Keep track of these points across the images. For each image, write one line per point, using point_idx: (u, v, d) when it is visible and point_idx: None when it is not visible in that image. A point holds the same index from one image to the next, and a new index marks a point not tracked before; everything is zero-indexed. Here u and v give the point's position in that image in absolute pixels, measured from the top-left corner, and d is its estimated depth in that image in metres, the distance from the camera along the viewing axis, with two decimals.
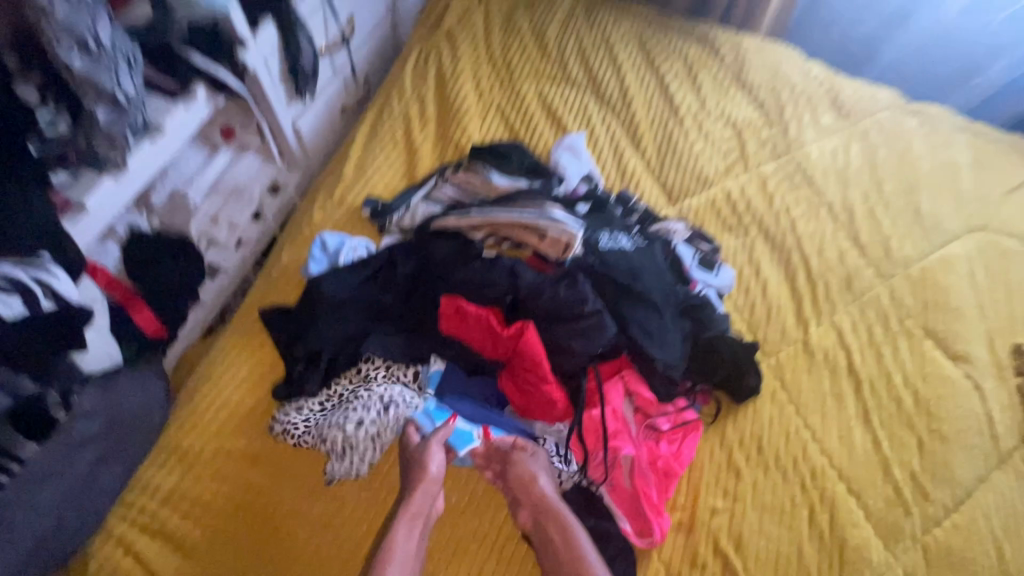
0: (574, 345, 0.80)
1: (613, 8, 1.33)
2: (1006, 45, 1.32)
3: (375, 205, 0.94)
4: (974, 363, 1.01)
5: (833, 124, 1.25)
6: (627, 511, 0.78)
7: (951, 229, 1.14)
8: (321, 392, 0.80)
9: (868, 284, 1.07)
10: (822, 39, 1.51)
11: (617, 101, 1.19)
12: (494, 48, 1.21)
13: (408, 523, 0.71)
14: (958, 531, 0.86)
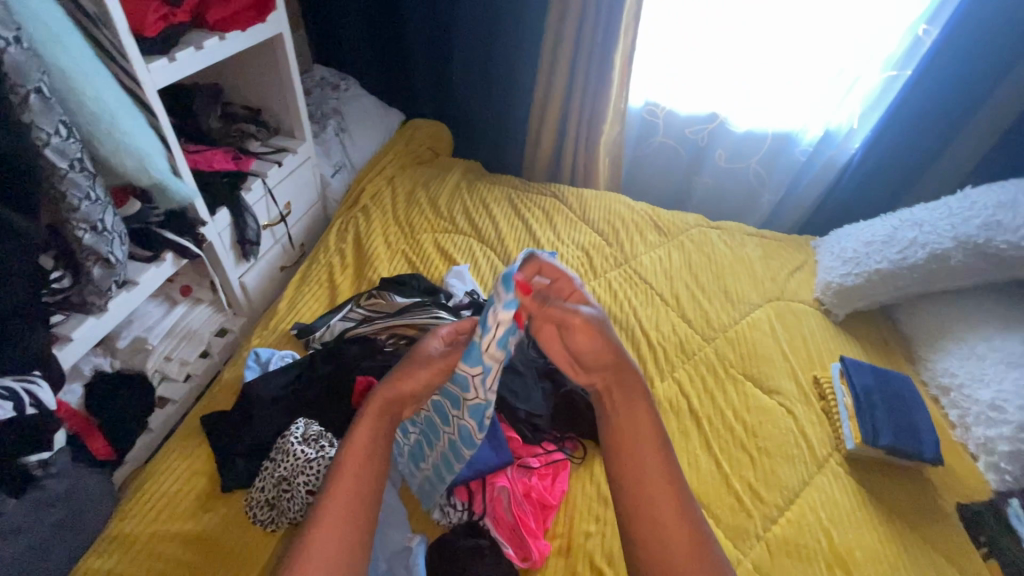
0: None
1: (488, 181, 1.83)
2: (765, 178, 1.88)
3: (302, 327, 1.22)
4: (784, 393, 1.29)
5: (657, 240, 1.69)
6: (509, 537, 0.94)
7: (753, 300, 1.51)
8: (264, 469, 0.96)
9: (696, 346, 1.38)
10: (649, 188, 2.07)
11: (493, 240, 1.60)
12: (399, 214, 1.63)
13: (373, 422, 0.82)
14: (791, 524, 1.04)
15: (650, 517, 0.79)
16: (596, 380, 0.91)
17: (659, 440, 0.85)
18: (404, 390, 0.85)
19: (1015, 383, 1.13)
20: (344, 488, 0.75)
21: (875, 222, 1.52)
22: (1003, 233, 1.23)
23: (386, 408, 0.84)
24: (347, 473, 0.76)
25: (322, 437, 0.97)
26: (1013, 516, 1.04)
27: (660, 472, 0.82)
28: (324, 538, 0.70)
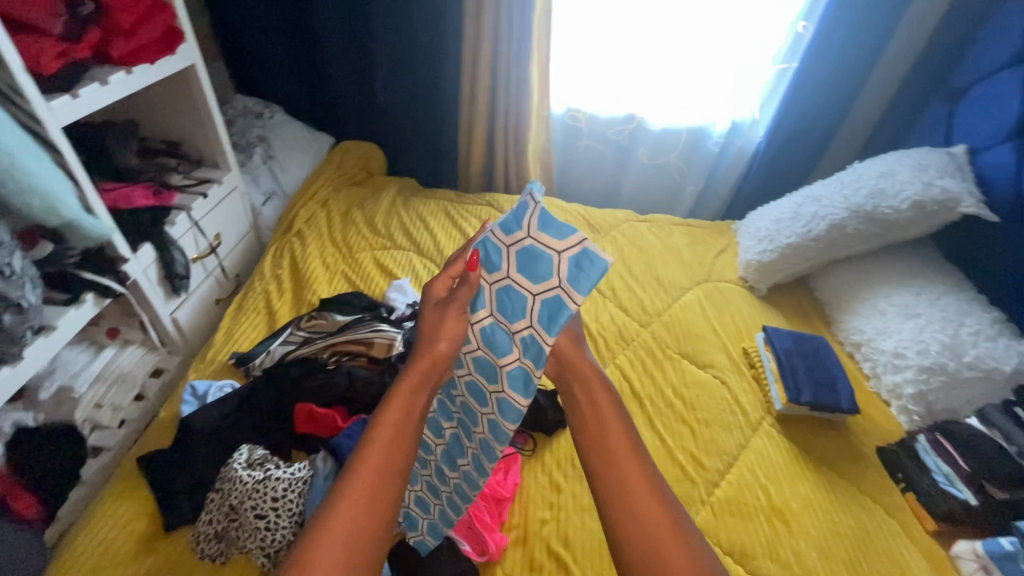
0: None
1: (423, 196, 1.86)
2: (685, 170, 2.01)
3: (240, 355, 1.20)
4: (718, 366, 1.37)
5: (590, 237, 1.77)
6: (465, 534, 0.96)
7: (684, 284, 1.61)
8: (211, 498, 0.94)
9: (634, 332, 1.45)
10: (581, 189, 2.16)
11: (432, 252, 1.63)
12: (336, 236, 1.64)
13: (412, 389, 0.80)
14: (732, 486, 1.11)
15: (625, 502, 0.76)
16: (565, 374, 0.91)
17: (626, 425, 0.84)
18: (443, 358, 0.83)
19: (911, 331, 1.25)
20: (377, 453, 0.72)
21: (782, 201, 1.65)
22: (887, 199, 1.38)
23: (425, 375, 0.82)
24: (381, 439, 0.73)
25: (267, 461, 0.97)
26: (922, 451, 1.15)
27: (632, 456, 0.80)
28: (353, 504, 0.67)
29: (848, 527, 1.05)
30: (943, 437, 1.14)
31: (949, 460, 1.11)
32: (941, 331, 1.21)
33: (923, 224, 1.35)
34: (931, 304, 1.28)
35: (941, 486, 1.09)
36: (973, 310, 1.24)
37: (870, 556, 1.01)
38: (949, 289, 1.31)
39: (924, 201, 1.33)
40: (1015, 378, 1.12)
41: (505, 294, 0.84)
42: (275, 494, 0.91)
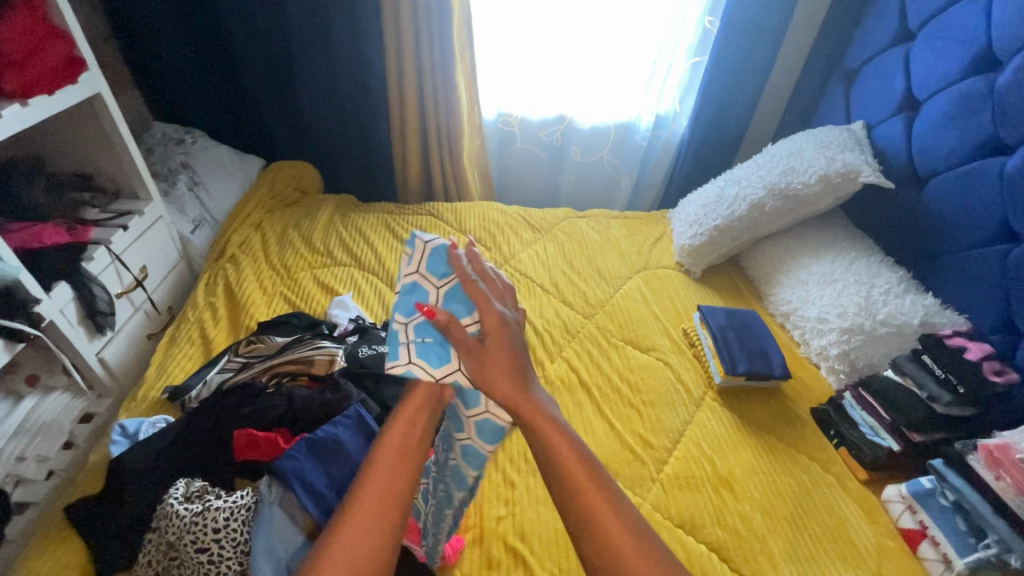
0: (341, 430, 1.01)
1: (362, 211, 1.85)
2: (618, 166, 2.08)
3: (174, 389, 1.15)
4: (660, 349, 1.42)
5: (531, 237, 1.80)
6: (421, 540, 0.93)
7: (623, 274, 1.66)
8: (148, 540, 0.90)
9: (579, 324, 1.48)
10: (522, 192, 2.20)
11: (373, 266, 1.61)
12: (272, 258, 1.60)
13: (408, 421, 0.84)
14: (679, 461, 1.15)
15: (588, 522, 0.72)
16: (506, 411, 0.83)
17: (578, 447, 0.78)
18: (433, 390, 0.88)
19: (831, 296, 1.33)
20: (377, 482, 0.75)
21: (707, 187, 1.73)
22: (798, 175, 1.47)
23: (422, 407, 0.86)
24: (382, 462, 0.77)
25: (206, 492, 0.94)
26: (849, 407, 1.22)
27: (586, 475, 0.75)
28: (356, 532, 0.70)
29: (788, 486, 1.11)
30: (865, 391, 1.21)
31: (872, 412, 1.18)
32: (856, 294, 1.30)
33: (831, 196, 1.45)
34: (845, 270, 1.37)
35: (868, 437, 1.15)
36: (882, 271, 1.34)
37: (809, 511, 1.07)
38: (861, 255, 1.40)
39: (829, 175, 1.43)
40: (922, 329, 1.22)
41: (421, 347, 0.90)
42: (217, 525, 0.88)
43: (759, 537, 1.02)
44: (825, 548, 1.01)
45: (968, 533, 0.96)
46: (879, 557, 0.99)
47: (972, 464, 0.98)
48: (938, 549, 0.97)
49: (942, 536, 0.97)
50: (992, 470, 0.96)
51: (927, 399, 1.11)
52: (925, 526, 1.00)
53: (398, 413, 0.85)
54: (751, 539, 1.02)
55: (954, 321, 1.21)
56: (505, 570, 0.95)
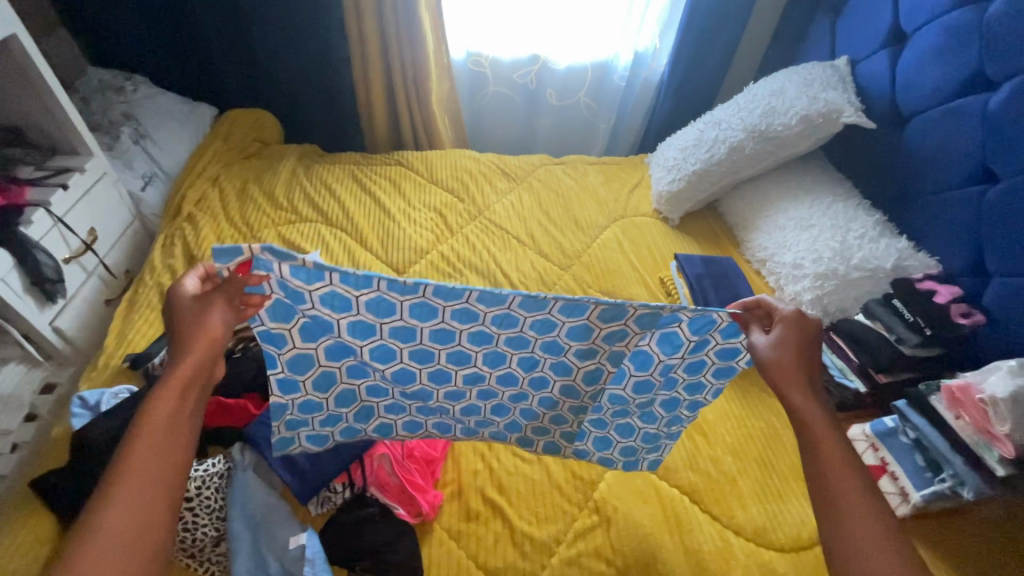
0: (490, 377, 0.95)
1: (326, 162, 1.76)
2: (595, 109, 2.00)
3: (134, 356, 1.12)
4: (637, 299, 1.41)
5: (506, 186, 1.73)
6: (398, 499, 0.95)
7: (601, 223, 1.62)
8: None
9: (555, 276, 1.46)
10: (495, 139, 2.10)
11: (341, 222, 1.55)
12: (233, 215, 1.53)
13: (176, 401, 0.70)
14: None
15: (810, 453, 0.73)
16: (794, 335, 0.80)
17: (783, 342, 0.80)
18: (200, 365, 0.74)
19: (807, 241, 1.33)
20: (119, 515, 0.61)
21: (686, 129, 1.67)
22: (778, 116, 1.42)
23: (196, 374, 0.73)
24: (136, 476, 0.64)
25: None
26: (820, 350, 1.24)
27: (801, 398, 0.77)
28: (102, 548, 0.59)
29: (759, 429, 1.14)
30: (837, 335, 1.23)
31: (841, 356, 1.20)
32: (832, 239, 1.29)
33: (811, 138, 1.42)
34: (822, 214, 1.36)
35: (836, 380, 1.18)
36: (858, 215, 1.33)
37: (778, 453, 1.10)
38: (838, 199, 1.39)
39: (810, 115, 1.39)
40: (895, 273, 1.22)
41: (574, 331, 0.87)
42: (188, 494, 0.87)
43: (729, 479, 1.05)
44: (791, 485, 1.05)
45: (926, 468, 0.98)
46: None
47: (933, 404, 0.99)
48: (896, 482, 1.00)
49: (901, 472, 1.00)
50: (952, 410, 0.97)
51: (894, 340, 1.12)
52: (885, 462, 1.03)
53: (167, 376, 0.72)
54: (722, 480, 1.05)
55: (925, 265, 1.22)
56: (484, 521, 0.96)
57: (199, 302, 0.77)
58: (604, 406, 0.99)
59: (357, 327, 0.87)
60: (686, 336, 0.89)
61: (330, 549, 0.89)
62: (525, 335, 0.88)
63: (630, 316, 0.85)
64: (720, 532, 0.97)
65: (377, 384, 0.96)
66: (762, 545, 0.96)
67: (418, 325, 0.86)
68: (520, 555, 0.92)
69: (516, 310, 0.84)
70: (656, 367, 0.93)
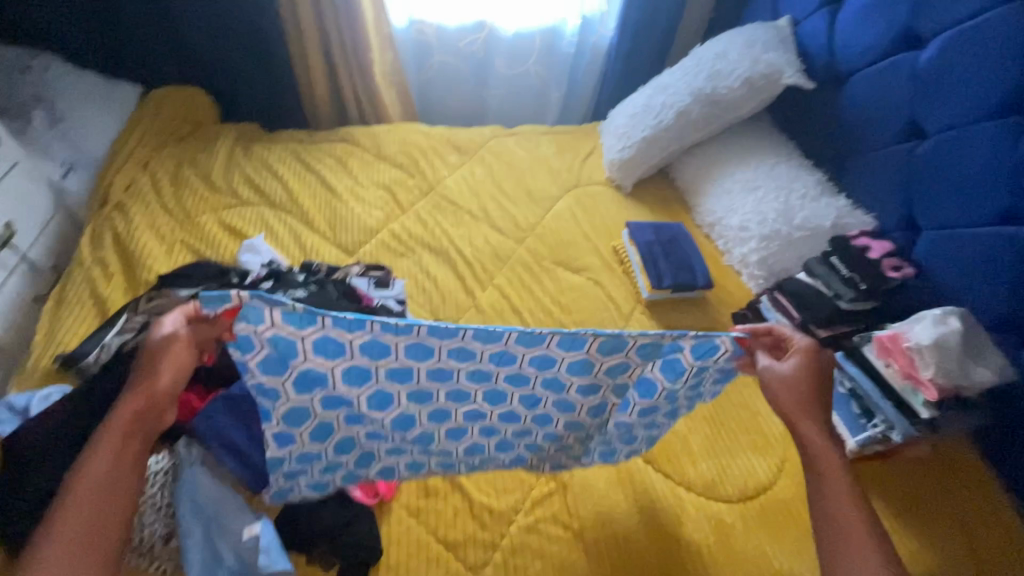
0: (494, 416, 0.96)
1: (266, 141, 1.68)
2: (546, 77, 1.96)
3: (66, 356, 1.06)
4: (591, 269, 1.42)
5: (457, 160, 1.69)
6: (355, 481, 0.97)
7: (554, 193, 1.62)
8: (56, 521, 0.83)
9: (510, 250, 1.45)
10: (446, 111, 2.05)
11: (286, 204, 1.50)
12: (168, 201, 1.45)
13: (123, 440, 0.76)
14: None
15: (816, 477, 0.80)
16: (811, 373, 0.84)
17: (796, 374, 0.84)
18: (148, 407, 0.78)
19: (752, 203, 1.36)
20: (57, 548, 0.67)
21: (635, 95, 1.66)
22: (722, 79, 1.43)
23: (144, 414, 0.78)
24: (78, 510, 0.70)
25: None
26: (765, 310, 1.26)
27: (813, 432, 0.82)
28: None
29: None
30: (780, 293, 1.25)
31: (784, 312, 1.22)
32: (775, 200, 1.33)
33: (755, 100, 1.43)
34: (766, 176, 1.39)
35: None
36: (801, 176, 1.36)
37: (726, 409, 1.14)
38: (781, 160, 1.41)
39: (753, 77, 1.40)
40: (834, 231, 1.27)
41: (576, 364, 0.89)
42: None
43: (680, 437, 1.09)
44: (738, 439, 1.09)
45: (860, 415, 1.03)
46: (785, 443, 1.09)
47: (866, 353, 1.03)
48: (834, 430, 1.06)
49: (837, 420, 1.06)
50: (883, 358, 1.01)
51: (833, 296, 1.17)
52: None
53: (117, 415, 0.77)
54: (674, 439, 1.08)
55: (862, 222, 1.27)
56: (443, 496, 0.97)
57: (163, 348, 0.80)
58: (609, 434, 0.99)
59: (355, 374, 0.87)
60: (688, 361, 0.91)
61: (286, 536, 0.88)
62: (524, 371, 0.90)
63: (630, 348, 0.88)
64: (673, 488, 1.01)
65: (378, 430, 0.95)
66: (712, 497, 1.01)
67: (415, 365, 0.87)
68: (480, 527, 0.94)
69: (514, 347, 0.86)
70: (661, 394, 0.95)
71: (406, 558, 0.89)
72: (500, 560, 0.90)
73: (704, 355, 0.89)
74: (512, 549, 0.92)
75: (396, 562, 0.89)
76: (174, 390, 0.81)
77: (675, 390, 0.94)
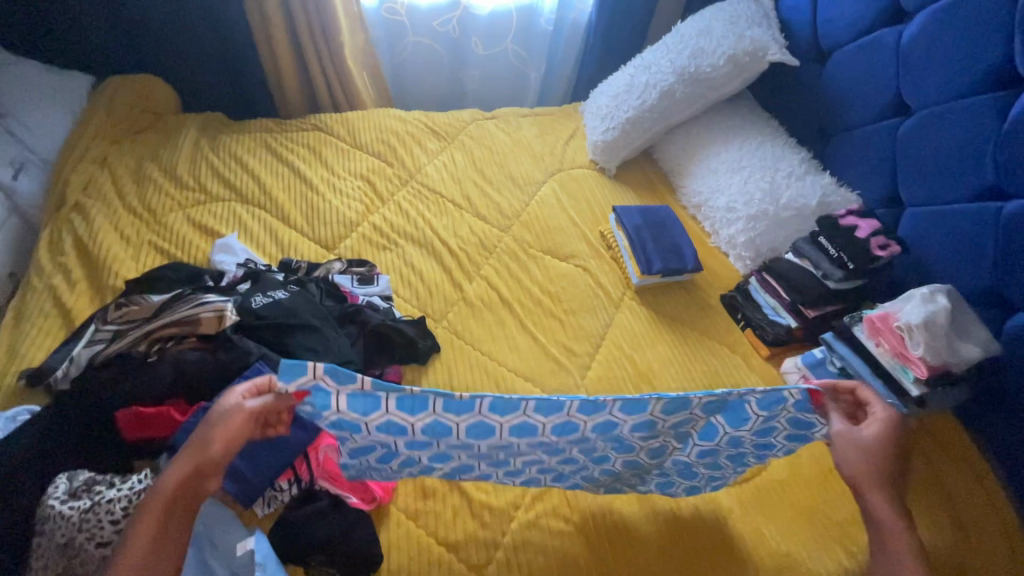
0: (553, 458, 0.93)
1: (232, 132, 1.59)
2: (524, 57, 1.91)
3: (31, 372, 0.99)
4: (579, 255, 1.40)
5: (436, 146, 1.64)
6: (351, 488, 0.93)
7: (538, 178, 1.58)
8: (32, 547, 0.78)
9: (495, 239, 1.42)
10: (423, 95, 1.98)
11: (259, 198, 1.43)
12: (131, 200, 1.37)
13: (164, 511, 0.73)
14: (603, 364, 1.18)
15: (882, 548, 0.79)
16: (888, 443, 0.83)
17: (875, 443, 0.83)
18: (195, 479, 0.75)
19: (738, 184, 1.35)
20: None
21: (616, 74, 1.62)
22: (706, 57, 1.40)
23: (192, 485, 0.75)
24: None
25: (96, 483, 0.82)
26: (754, 291, 1.28)
27: (885, 505, 0.80)
28: None
29: (701, 372, 1.18)
30: (769, 274, 1.26)
31: (774, 294, 1.24)
32: (761, 179, 1.32)
33: (739, 78, 1.41)
34: (751, 155, 1.37)
35: (769, 318, 1.23)
36: (786, 154, 1.35)
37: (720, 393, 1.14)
38: (766, 138, 1.40)
39: (737, 54, 1.37)
40: (820, 209, 1.27)
41: (637, 424, 0.89)
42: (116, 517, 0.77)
43: None
44: None
45: None
46: None
47: (857, 334, 1.05)
48: None
49: None
50: (873, 338, 1.02)
51: (821, 277, 1.17)
52: None
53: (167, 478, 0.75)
54: None
55: (848, 201, 1.26)
56: (440, 497, 0.96)
57: (220, 419, 0.78)
58: (666, 467, 0.97)
59: (392, 429, 0.87)
60: (753, 410, 0.89)
61: (280, 549, 0.85)
62: (574, 419, 0.87)
63: (695, 405, 0.88)
64: None
65: (444, 456, 0.92)
66: None
67: (454, 418, 0.86)
68: (480, 525, 0.93)
69: (576, 416, 0.86)
70: (722, 439, 0.92)
71: (407, 562, 0.88)
72: (503, 559, 0.89)
73: (772, 406, 0.88)
74: (513, 546, 0.91)
75: (396, 567, 0.87)
76: (224, 462, 0.77)
77: (739, 436, 0.92)
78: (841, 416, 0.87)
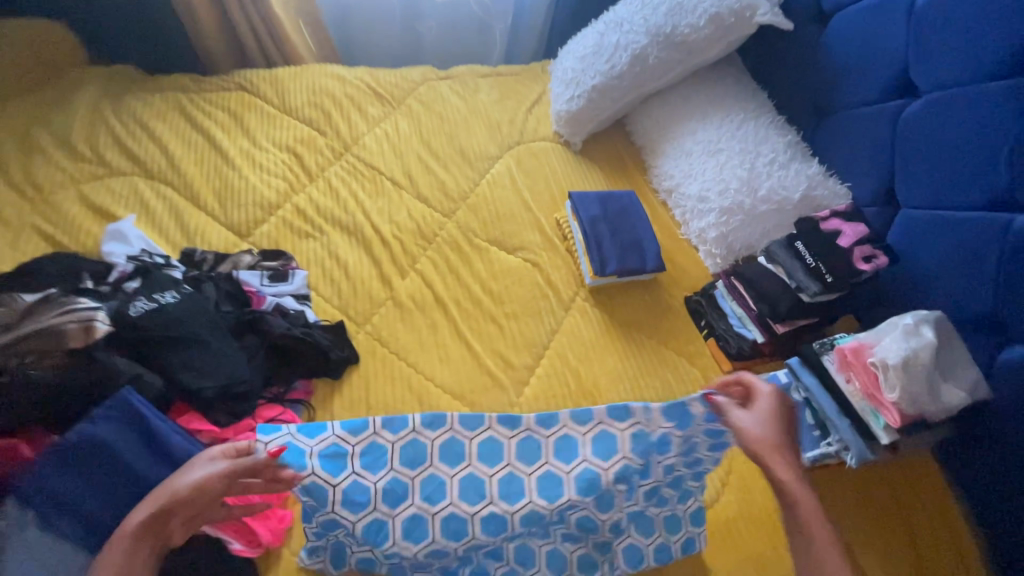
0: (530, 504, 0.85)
1: (141, 90, 1.38)
2: (487, 4, 1.66)
3: None
4: (529, 247, 1.24)
5: (379, 112, 1.43)
6: (234, 531, 0.82)
7: (491, 152, 1.39)
8: None
9: (436, 226, 1.25)
10: (372, 47, 1.73)
11: (166, 173, 1.25)
12: (13, 172, 1.18)
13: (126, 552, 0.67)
14: (542, 379, 1.05)
15: (796, 529, 0.75)
16: (769, 407, 0.81)
17: (763, 409, 0.81)
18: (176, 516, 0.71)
19: (713, 169, 1.17)
20: None
21: (586, 31, 1.39)
22: (685, 15, 1.20)
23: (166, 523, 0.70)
24: None
25: None
26: (720, 298, 1.13)
27: (785, 469, 0.76)
28: None
29: (652, 390, 1.05)
30: (738, 279, 1.11)
31: (742, 303, 1.10)
32: (739, 166, 1.14)
33: (721, 43, 1.21)
34: (731, 136, 1.19)
35: (733, 329, 1.09)
36: (770, 136, 1.16)
37: None
38: (749, 115, 1.21)
39: (720, 13, 1.17)
40: (802, 205, 1.10)
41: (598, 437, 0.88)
42: None
43: None
44: None
45: (814, 429, 0.91)
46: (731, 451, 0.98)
47: (826, 364, 0.92)
48: None
49: None
50: (843, 372, 0.90)
51: (795, 288, 1.02)
52: None
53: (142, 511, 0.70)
54: None
55: (837, 196, 1.09)
56: None
57: (217, 454, 0.74)
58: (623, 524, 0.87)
59: (366, 459, 0.84)
60: (668, 424, 0.85)
61: None
62: (534, 434, 0.89)
63: (601, 415, 0.88)
64: None
65: (399, 530, 0.83)
66: None
67: (430, 437, 0.87)
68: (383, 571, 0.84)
69: (535, 429, 0.89)
70: (653, 467, 0.86)
71: None
72: None
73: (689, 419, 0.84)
74: None
75: None
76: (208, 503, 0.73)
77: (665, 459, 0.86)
78: (738, 409, 0.81)
